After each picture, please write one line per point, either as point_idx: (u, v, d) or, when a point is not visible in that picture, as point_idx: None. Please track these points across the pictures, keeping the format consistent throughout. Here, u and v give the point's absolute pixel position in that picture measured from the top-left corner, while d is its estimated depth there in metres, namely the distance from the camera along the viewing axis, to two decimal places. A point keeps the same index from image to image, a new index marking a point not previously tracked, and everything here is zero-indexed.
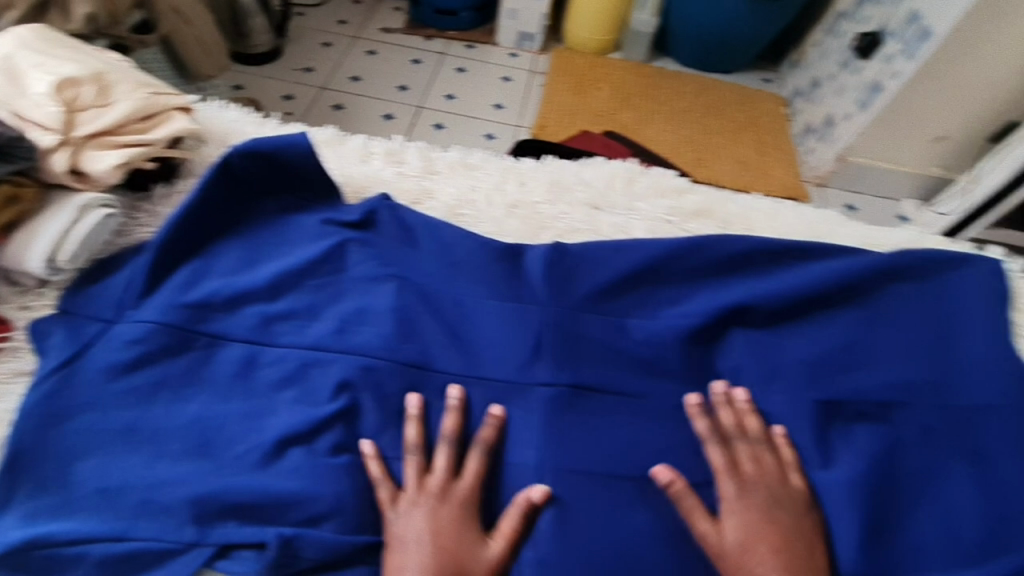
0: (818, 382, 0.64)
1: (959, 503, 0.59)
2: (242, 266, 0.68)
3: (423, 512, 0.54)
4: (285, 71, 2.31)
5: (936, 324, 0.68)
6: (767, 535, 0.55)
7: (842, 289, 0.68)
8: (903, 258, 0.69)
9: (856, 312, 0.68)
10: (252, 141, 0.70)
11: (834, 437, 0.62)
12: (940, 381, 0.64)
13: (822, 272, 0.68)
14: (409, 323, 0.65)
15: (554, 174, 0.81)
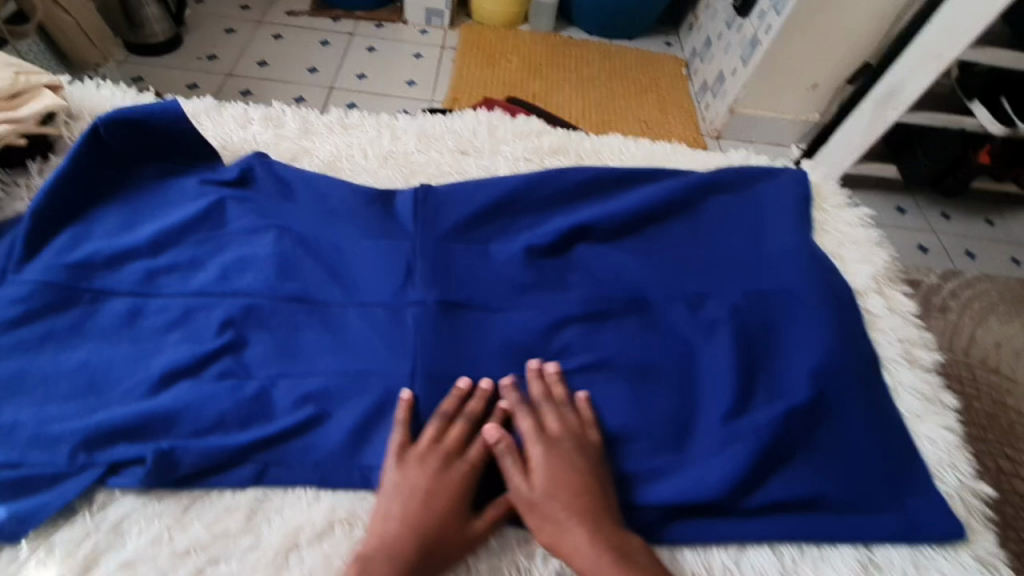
0: (664, 282, 0.72)
1: (806, 341, 0.66)
2: (123, 228, 0.72)
3: (403, 481, 0.56)
4: (188, 59, 2.25)
5: (759, 223, 0.78)
6: (556, 475, 0.57)
7: (675, 204, 0.78)
8: (723, 173, 0.80)
9: (688, 221, 0.78)
10: (121, 110, 0.73)
11: (684, 323, 0.69)
12: (767, 264, 0.73)
13: (656, 192, 0.78)
14: (287, 262, 0.70)
15: (423, 125, 0.89)
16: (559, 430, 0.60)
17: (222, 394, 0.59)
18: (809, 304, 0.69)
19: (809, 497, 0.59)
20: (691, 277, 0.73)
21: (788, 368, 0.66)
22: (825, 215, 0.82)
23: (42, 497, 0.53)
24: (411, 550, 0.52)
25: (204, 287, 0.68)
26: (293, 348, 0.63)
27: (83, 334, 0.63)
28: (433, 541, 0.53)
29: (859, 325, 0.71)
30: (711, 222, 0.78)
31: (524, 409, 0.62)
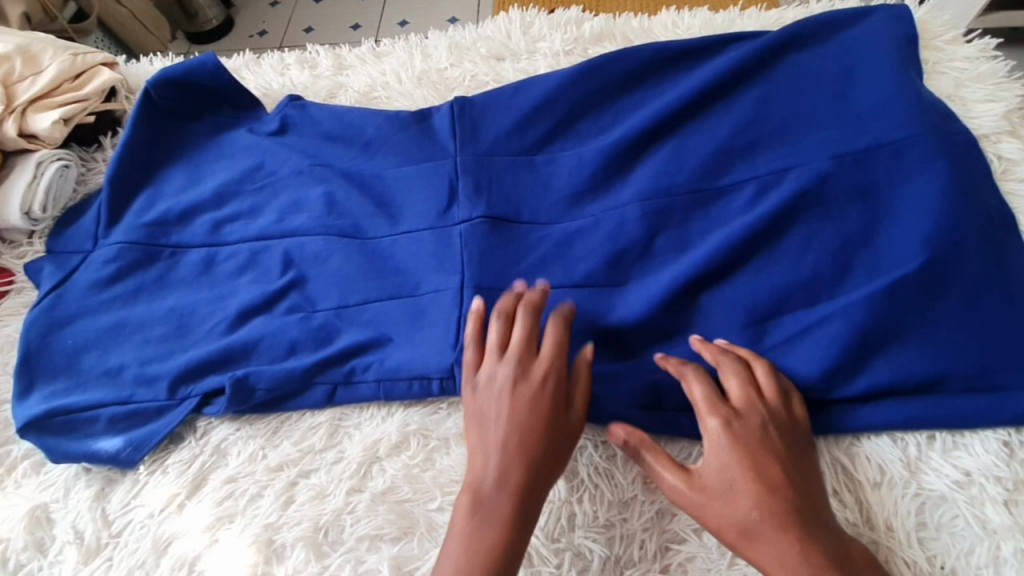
0: (744, 159, 0.62)
1: (919, 205, 0.55)
2: (188, 186, 0.75)
3: (484, 397, 0.52)
4: (242, 39, 2.33)
5: (856, 70, 0.64)
6: (739, 469, 0.46)
7: (749, 70, 0.66)
8: (808, 22, 0.66)
9: (769, 83, 0.65)
10: (165, 71, 0.75)
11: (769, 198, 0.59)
12: (875, 112, 0.60)
13: (727, 60, 0.66)
14: (334, 199, 0.70)
15: (453, 38, 0.84)
16: (748, 411, 0.49)
17: (290, 325, 0.62)
18: (924, 153, 0.57)
19: (929, 375, 0.51)
20: (780, 152, 0.61)
21: (894, 230, 0.55)
22: (941, 52, 0.68)
23: (150, 429, 0.58)
24: (519, 468, 0.47)
25: (264, 232, 0.70)
26: (348, 277, 0.64)
27: (167, 284, 0.68)
28: (530, 448, 0.48)
29: (986, 174, 0.59)
30: (794, 78, 0.65)
31: (692, 376, 0.52)
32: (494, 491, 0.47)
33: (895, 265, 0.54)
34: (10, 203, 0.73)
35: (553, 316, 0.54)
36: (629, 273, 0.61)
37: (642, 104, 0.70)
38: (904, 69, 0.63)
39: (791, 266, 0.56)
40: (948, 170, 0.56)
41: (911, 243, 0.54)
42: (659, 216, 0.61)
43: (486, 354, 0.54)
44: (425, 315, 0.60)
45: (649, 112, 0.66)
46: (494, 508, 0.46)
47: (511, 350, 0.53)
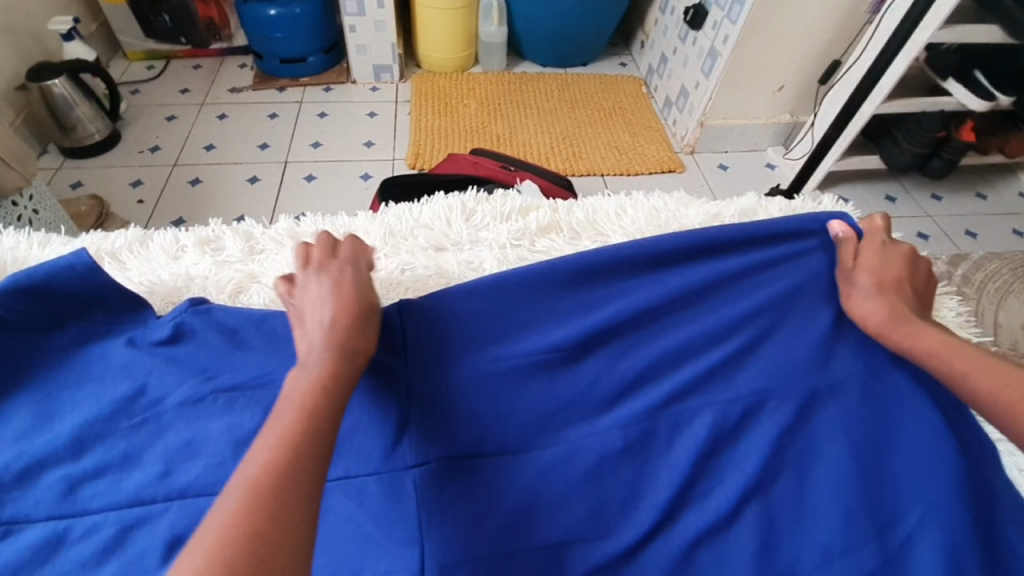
0: (707, 391, 0.63)
1: (858, 442, 0.60)
2: (36, 429, 0.57)
3: (305, 291, 0.55)
4: (128, 154, 2.12)
5: (786, 289, 0.70)
6: (876, 283, 0.67)
7: (686, 292, 0.70)
8: (737, 233, 0.73)
9: (710, 303, 0.70)
10: (16, 276, 0.59)
11: (723, 449, 0.60)
12: (803, 336, 0.67)
13: (675, 278, 0.71)
14: (243, 440, 0.55)
15: (388, 223, 0.77)
16: (862, 258, 0.71)
17: None
18: (856, 380, 0.64)
19: None
20: (735, 382, 0.64)
21: (862, 472, 0.58)
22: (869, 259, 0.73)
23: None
24: (334, 353, 0.49)
25: (144, 493, 0.53)
26: None
27: None
28: (358, 350, 0.52)
29: (928, 405, 0.62)
30: (734, 295, 0.70)
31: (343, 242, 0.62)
32: (318, 366, 0.48)
33: (869, 506, 0.56)
34: None
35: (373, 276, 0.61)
36: (601, 526, 0.56)
37: (596, 312, 0.68)
38: (818, 292, 0.71)
39: (776, 511, 0.57)
40: (864, 395, 0.63)
41: (867, 484, 0.57)
42: (630, 454, 0.59)
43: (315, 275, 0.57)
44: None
45: (604, 332, 0.66)
46: (320, 396, 0.45)
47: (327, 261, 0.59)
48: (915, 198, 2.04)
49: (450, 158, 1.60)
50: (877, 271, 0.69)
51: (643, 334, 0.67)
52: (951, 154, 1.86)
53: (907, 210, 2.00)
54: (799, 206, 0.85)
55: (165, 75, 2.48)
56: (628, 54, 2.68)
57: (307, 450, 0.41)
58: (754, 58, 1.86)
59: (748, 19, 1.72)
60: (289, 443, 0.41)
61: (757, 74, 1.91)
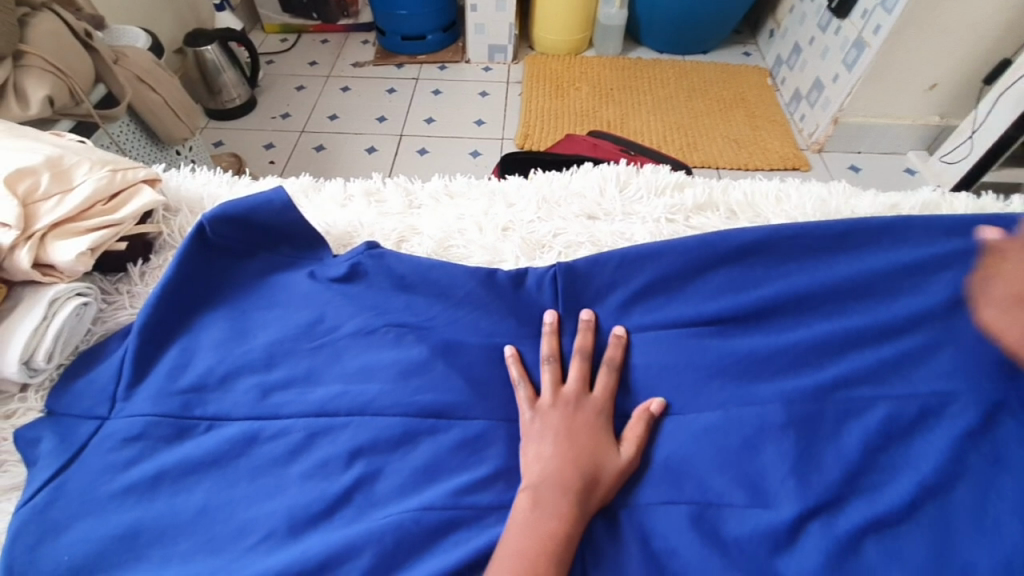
0: (880, 386, 0.59)
1: None
2: (235, 340, 0.64)
3: (554, 420, 0.58)
4: (263, 119, 2.31)
5: None
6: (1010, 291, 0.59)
7: (860, 286, 0.65)
8: (910, 222, 0.68)
9: (887, 295, 0.64)
10: (224, 206, 0.66)
11: (897, 444, 0.56)
12: None
13: (846, 267, 0.66)
14: (415, 371, 0.60)
15: (541, 189, 0.78)
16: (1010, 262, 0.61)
17: (362, 544, 0.50)
18: None
19: None
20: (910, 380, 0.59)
21: None
22: None
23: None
24: (572, 474, 0.53)
25: (326, 407, 0.59)
26: (429, 477, 0.55)
27: (198, 472, 0.55)
28: (595, 470, 0.54)
29: None
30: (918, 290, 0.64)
31: (581, 335, 0.65)
32: (563, 487, 0.52)
33: None
34: (8, 352, 0.58)
35: (614, 347, 0.64)
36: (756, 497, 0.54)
37: (756, 292, 0.66)
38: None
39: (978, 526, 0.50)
40: None
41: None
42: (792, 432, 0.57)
43: (552, 377, 0.61)
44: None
45: (759, 319, 0.65)
46: (564, 503, 0.51)
47: (575, 375, 0.62)
48: None
49: (569, 139, 1.59)
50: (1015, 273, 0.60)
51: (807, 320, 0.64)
52: None
53: None
54: (988, 204, 0.76)
55: (298, 48, 2.66)
56: (752, 43, 2.53)
57: (547, 563, 0.48)
58: (910, 51, 1.68)
59: (910, 6, 1.56)
60: (542, 548, 0.48)
61: (910, 70, 1.74)
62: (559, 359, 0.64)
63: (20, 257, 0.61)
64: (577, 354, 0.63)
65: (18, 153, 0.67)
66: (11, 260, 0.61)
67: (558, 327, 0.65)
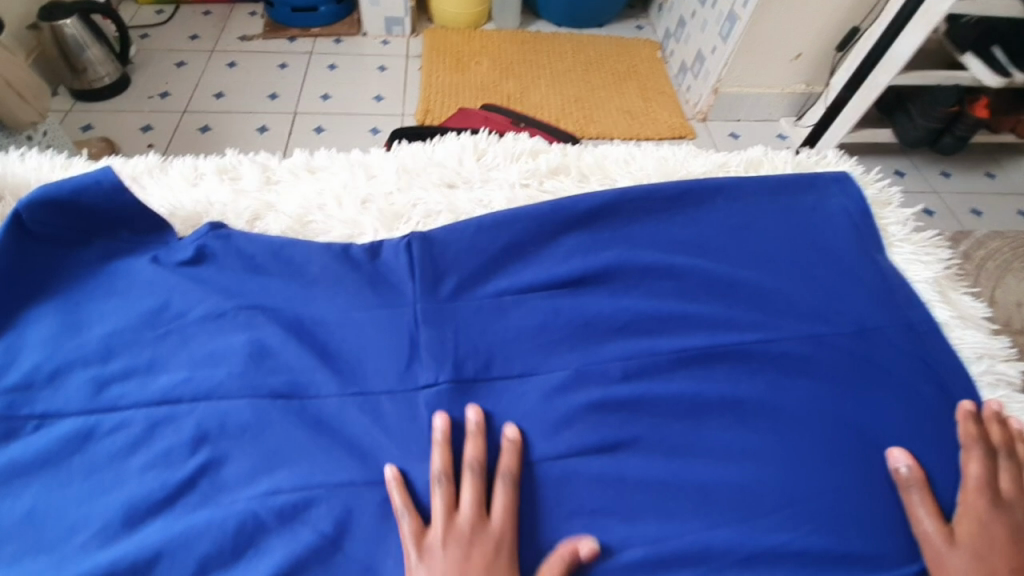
0: (702, 330, 0.66)
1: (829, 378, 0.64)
2: (66, 335, 0.60)
3: (443, 564, 0.50)
4: (136, 100, 2.11)
5: (784, 239, 0.73)
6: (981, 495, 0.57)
7: (688, 241, 0.72)
8: (734, 180, 0.76)
9: (712, 247, 0.72)
10: (41, 189, 0.61)
11: (711, 378, 0.63)
12: (793, 283, 0.70)
13: (677, 227, 0.73)
14: (266, 352, 0.60)
15: (402, 161, 0.78)
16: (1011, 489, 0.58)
17: (206, 528, 0.50)
18: (844, 321, 0.67)
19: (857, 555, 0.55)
20: (726, 324, 0.67)
21: (836, 408, 0.62)
22: (859, 221, 0.76)
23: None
24: None
25: (167, 395, 0.57)
26: (277, 456, 0.55)
27: (27, 474, 0.52)
28: None
29: (905, 349, 0.66)
30: (735, 243, 0.73)
31: (469, 445, 0.57)
32: None
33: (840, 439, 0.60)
34: None
35: (507, 452, 0.57)
36: (592, 440, 0.59)
37: (602, 251, 0.70)
38: (813, 241, 0.73)
39: (764, 443, 0.59)
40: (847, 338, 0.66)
41: (842, 414, 0.62)
42: (629, 378, 0.63)
43: (444, 502, 0.53)
44: (366, 517, 0.53)
45: (606, 275, 0.69)
46: None
47: (472, 500, 0.54)
48: (923, 174, 2.00)
49: (462, 113, 1.59)
50: (972, 497, 0.57)
51: (646, 274, 0.70)
52: (966, 130, 1.77)
53: (915, 187, 1.96)
54: (808, 161, 0.86)
55: (174, 20, 2.44)
56: (644, 18, 2.62)
57: None
58: (773, 24, 1.82)
59: None
60: None
61: (778, 41, 1.88)
62: (453, 473, 0.56)
63: None
64: (470, 473, 0.55)
65: None
66: None
67: (443, 441, 0.56)
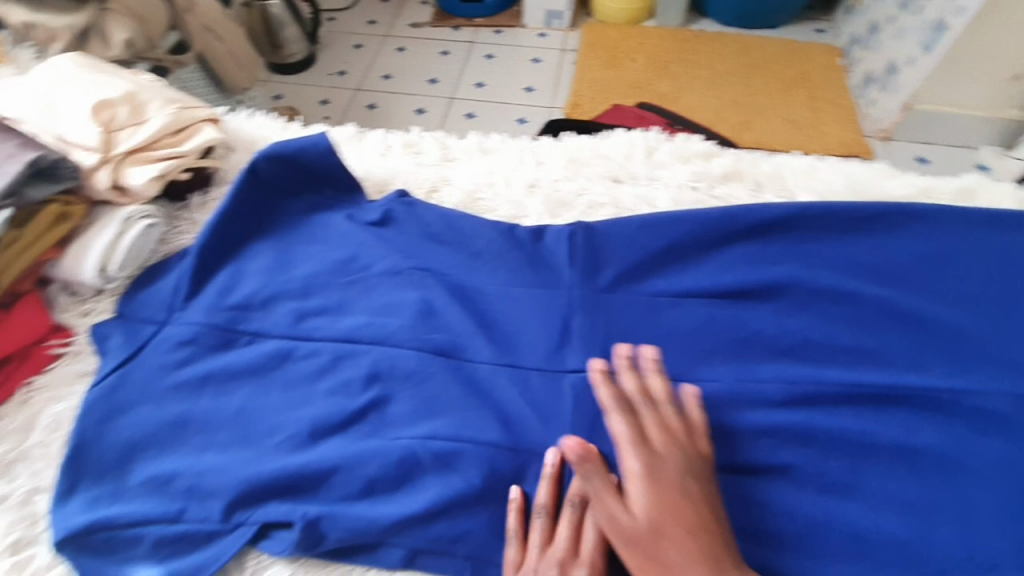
0: (879, 366, 0.60)
1: None
2: (278, 269, 0.71)
3: None
4: (320, 76, 2.38)
5: (996, 282, 0.64)
6: None
7: (872, 269, 0.66)
8: (940, 208, 0.68)
9: (901, 278, 0.65)
10: (276, 146, 0.73)
11: (882, 422, 0.58)
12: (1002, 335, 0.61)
13: (861, 252, 0.67)
14: (432, 311, 0.66)
15: (571, 150, 0.79)
16: None
17: (371, 456, 0.57)
18: None
19: None
20: (910, 365, 0.60)
21: None
22: None
23: (206, 556, 0.54)
24: None
25: (351, 335, 0.65)
26: (435, 406, 0.60)
27: (239, 379, 0.63)
28: None
29: None
30: (931, 279, 0.65)
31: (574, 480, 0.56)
32: None
33: None
34: (89, 259, 0.67)
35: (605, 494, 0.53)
36: (731, 456, 0.58)
37: (771, 267, 0.66)
38: None
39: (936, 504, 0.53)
40: None
41: None
42: (785, 405, 0.59)
43: (541, 536, 0.54)
44: (504, 479, 0.57)
45: (772, 291, 0.65)
46: None
47: (567, 535, 0.54)
48: None
49: (617, 109, 1.58)
50: None
51: (819, 296, 0.65)
52: None
53: None
54: None
55: (357, 5, 2.70)
56: (824, 21, 2.39)
57: None
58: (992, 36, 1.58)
59: None
60: None
61: (990, 57, 1.63)
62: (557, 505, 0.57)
63: (100, 179, 0.70)
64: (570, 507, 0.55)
65: (99, 86, 0.75)
66: (92, 180, 0.70)
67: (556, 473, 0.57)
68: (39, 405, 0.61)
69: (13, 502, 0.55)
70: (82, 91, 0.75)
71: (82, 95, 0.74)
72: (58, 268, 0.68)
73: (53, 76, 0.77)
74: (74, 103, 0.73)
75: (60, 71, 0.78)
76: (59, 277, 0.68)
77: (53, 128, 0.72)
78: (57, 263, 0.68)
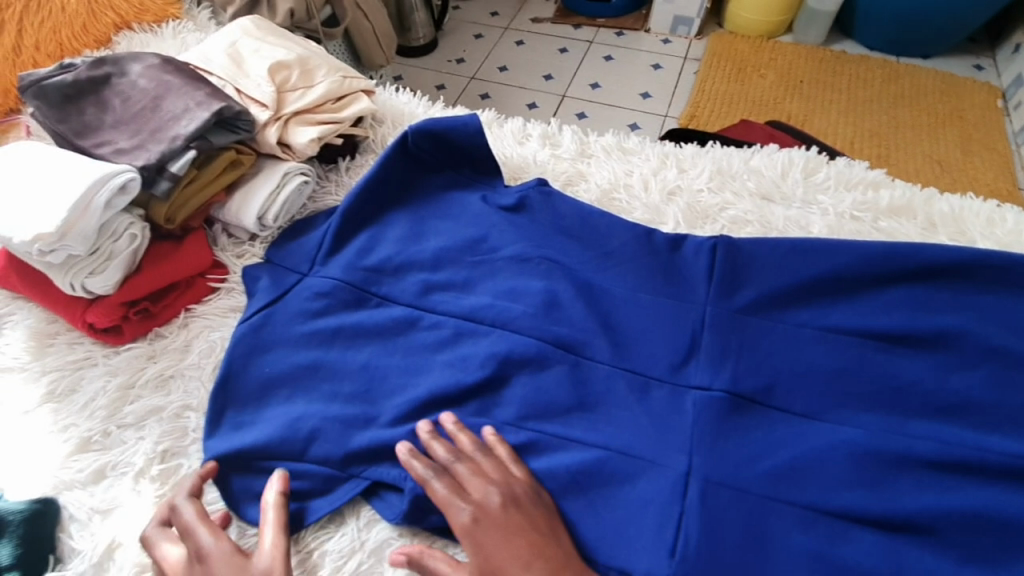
0: None
1: None
2: (410, 239, 0.73)
3: None
4: (440, 61, 2.46)
5: None
6: None
7: None
8: None
9: None
10: (427, 121, 0.76)
11: None
12: None
13: None
14: (556, 303, 0.66)
15: (718, 161, 0.76)
16: None
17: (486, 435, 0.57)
18: None
19: None
20: None
21: None
22: None
23: (324, 501, 0.56)
24: None
25: (474, 312, 0.66)
26: (550, 398, 0.60)
27: (366, 338, 0.66)
28: None
29: None
30: None
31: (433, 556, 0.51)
32: None
33: None
34: (251, 206, 0.73)
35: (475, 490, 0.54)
36: (879, 515, 0.51)
37: (939, 315, 0.60)
38: None
39: None
40: None
41: None
42: (939, 468, 0.54)
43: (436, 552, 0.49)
44: (617, 487, 0.55)
45: (936, 341, 0.59)
46: None
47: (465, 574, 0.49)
48: None
49: (743, 126, 1.51)
50: None
51: (995, 355, 0.58)
52: None
53: None
54: None
55: None
56: (987, 56, 2.15)
57: None
58: None
59: None
60: None
61: None
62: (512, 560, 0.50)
63: (270, 134, 0.75)
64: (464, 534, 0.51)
65: (277, 48, 0.81)
66: (262, 134, 0.75)
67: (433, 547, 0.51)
68: (197, 330, 0.67)
69: (167, 413, 0.60)
70: (261, 51, 0.81)
71: (261, 54, 0.80)
72: (222, 210, 0.74)
73: (239, 34, 0.83)
74: (255, 62, 0.79)
75: (245, 31, 0.84)
76: (222, 218, 0.74)
77: (234, 81, 0.78)
78: (222, 205, 0.74)
